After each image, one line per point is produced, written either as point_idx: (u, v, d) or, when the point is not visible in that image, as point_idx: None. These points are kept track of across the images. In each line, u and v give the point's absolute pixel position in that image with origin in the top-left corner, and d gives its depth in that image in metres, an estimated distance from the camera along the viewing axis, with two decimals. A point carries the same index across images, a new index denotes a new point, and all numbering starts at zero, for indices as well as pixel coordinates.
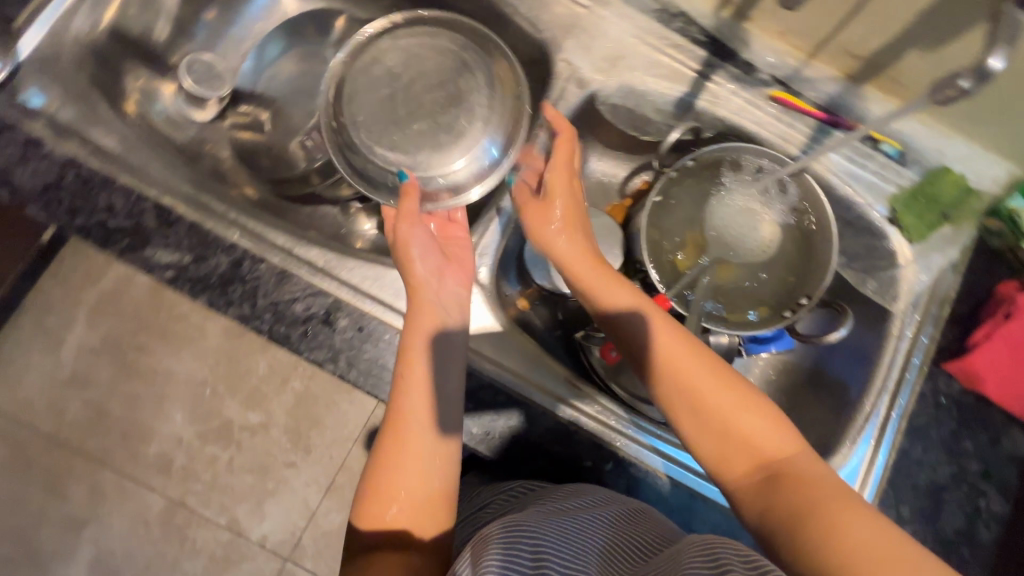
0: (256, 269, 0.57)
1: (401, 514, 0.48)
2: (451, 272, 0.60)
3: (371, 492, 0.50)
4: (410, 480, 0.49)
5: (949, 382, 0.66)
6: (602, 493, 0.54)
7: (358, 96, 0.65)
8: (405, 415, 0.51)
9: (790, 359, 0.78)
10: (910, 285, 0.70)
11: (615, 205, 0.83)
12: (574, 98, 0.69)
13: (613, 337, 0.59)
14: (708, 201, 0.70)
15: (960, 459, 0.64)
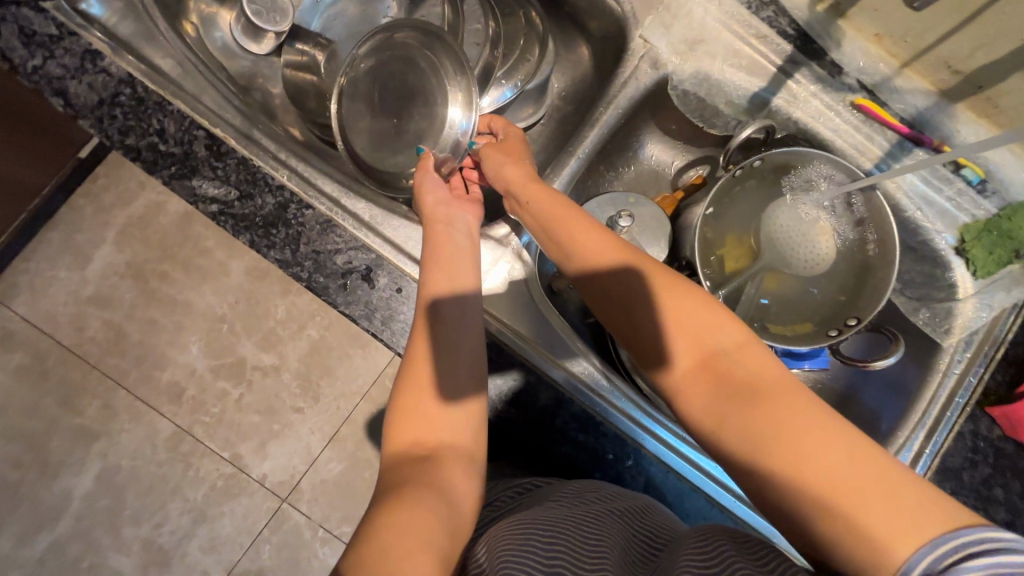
0: (301, 214, 0.55)
1: (428, 434, 0.46)
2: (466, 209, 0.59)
3: (399, 412, 0.48)
4: (443, 409, 0.47)
5: (991, 427, 0.63)
6: (614, 490, 0.53)
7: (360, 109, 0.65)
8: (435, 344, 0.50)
9: (823, 379, 0.74)
10: (965, 320, 0.66)
11: (667, 197, 0.79)
12: (644, 78, 0.66)
13: (603, 288, 0.52)
14: (768, 206, 0.67)
15: (989, 506, 0.62)
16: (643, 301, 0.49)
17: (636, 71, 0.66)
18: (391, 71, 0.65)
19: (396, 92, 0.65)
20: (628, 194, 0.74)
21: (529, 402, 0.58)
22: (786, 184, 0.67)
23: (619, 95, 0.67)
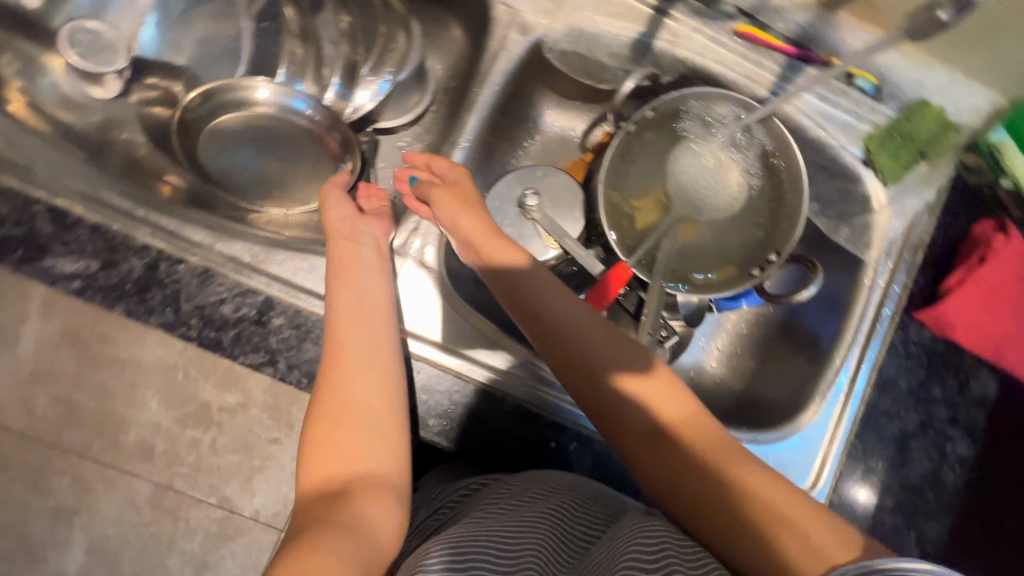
0: (174, 270, 0.51)
1: (342, 468, 0.45)
2: (368, 223, 0.59)
3: (310, 448, 0.46)
4: (356, 441, 0.46)
5: (920, 330, 0.64)
6: (559, 476, 0.53)
7: (243, 179, 0.65)
8: (341, 388, 0.48)
9: (762, 312, 0.74)
10: (883, 231, 0.66)
11: (575, 162, 0.75)
12: (515, 47, 0.61)
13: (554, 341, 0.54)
14: (670, 156, 0.65)
15: (929, 407, 0.63)
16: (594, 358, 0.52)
17: (503, 42, 0.61)
18: (254, 137, 0.66)
19: (271, 151, 0.66)
20: (534, 168, 0.71)
21: (461, 412, 0.56)
22: (685, 129, 0.65)
23: (495, 69, 0.61)
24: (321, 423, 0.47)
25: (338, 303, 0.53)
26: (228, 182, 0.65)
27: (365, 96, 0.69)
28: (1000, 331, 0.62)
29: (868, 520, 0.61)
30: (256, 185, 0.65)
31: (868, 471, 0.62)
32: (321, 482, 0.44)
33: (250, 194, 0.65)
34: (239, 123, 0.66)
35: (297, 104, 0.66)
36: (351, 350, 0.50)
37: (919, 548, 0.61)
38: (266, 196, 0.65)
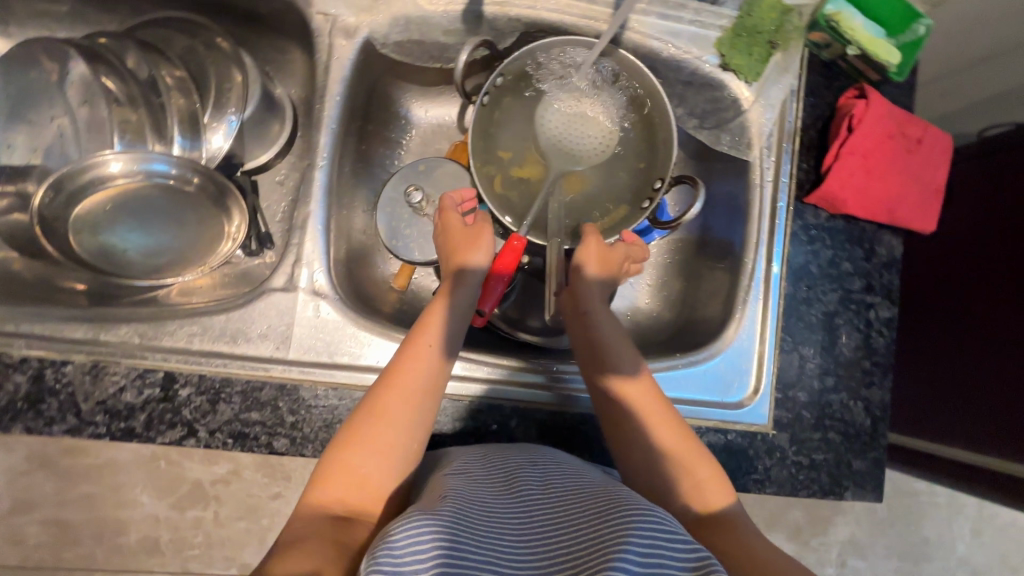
0: (62, 374, 0.51)
1: (356, 492, 0.45)
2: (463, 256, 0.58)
3: (335, 459, 0.46)
4: (384, 465, 0.46)
5: (816, 213, 0.65)
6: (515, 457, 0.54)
7: (129, 261, 0.62)
8: (388, 418, 0.48)
9: (678, 236, 0.75)
10: (759, 127, 0.66)
11: (457, 145, 0.72)
12: (346, 52, 0.60)
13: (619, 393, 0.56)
14: (533, 116, 0.64)
15: (844, 282, 0.65)
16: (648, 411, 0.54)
17: (331, 50, 0.59)
18: (128, 215, 0.61)
19: (150, 228, 0.62)
20: (416, 163, 0.70)
21: None
22: (540, 86, 0.64)
23: (331, 80, 0.59)
24: (360, 444, 0.47)
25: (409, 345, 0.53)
26: (120, 271, 0.62)
27: (220, 139, 0.64)
28: (888, 191, 0.64)
29: (813, 404, 0.64)
30: (147, 265, 0.62)
31: (803, 359, 0.64)
32: (328, 496, 0.44)
33: (144, 274, 0.62)
34: (106, 205, 0.60)
35: (158, 167, 0.59)
36: (417, 397, 0.50)
37: (868, 414, 0.64)
38: (162, 270, 0.63)
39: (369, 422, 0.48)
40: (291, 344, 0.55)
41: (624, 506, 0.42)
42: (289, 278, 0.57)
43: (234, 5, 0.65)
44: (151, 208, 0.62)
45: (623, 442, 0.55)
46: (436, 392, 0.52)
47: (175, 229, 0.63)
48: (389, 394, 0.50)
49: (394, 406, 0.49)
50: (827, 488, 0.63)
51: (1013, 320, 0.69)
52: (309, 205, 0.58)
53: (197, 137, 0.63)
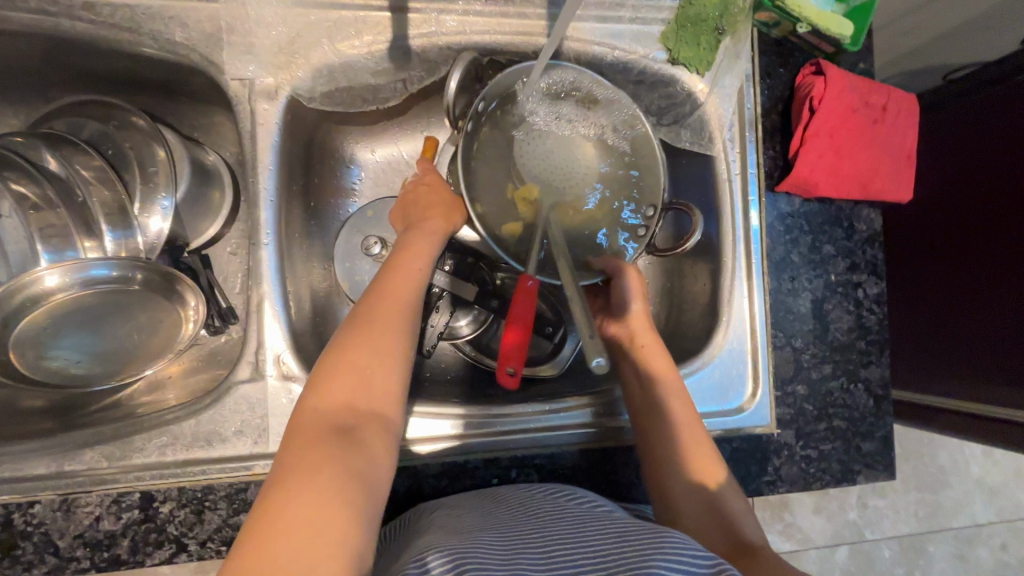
0: (34, 513, 0.48)
1: (361, 397, 0.43)
2: (433, 208, 0.58)
3: (330, 366, 0.44)
4: (386, 370, 0.45)
5: (789, 200, 0.63)
6: (517, 489, 0.53)
7: (84, 366, 0.59)
8: (383, 325, 0.47)
9: None
10: (719, 119, 0.63)
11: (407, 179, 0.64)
12: (270, 115, 0.55)
13: (654, 412, 0.56)
14: (519, 146, 0.61)
15: (827, 266, 0.63)
16: (684, 425, 0.55)
17: (254, 116, 0.55)
18: (74, 322, 0.57)
19: (100, 328, 0.59)
20: (363, 209, 0.66)
21: (390, 496, 0.55)
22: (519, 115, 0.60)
23: (261, 149, 0.55)
24: (356, 349, 0.45)
25: (389, 270, 0.52)
26: (77, 378, 0.58)
27: (160, 221, 0.60)
28: (860, 166, 0.61)
29: (814, 395, 0.62)
30: (106, 365, 0.59)
31: (796, 352, 0.62)
32: (326, 407, 0.42)
33: (105, 376, 0.59)
34: (45, 319, 0.56)
35: (99, 273, 0.55)
36: (407, 313, 0.49)
37: (869, 395, 0.63)
38: (121, 372, 0.59)
39: (363, 334, 0.46)
40: (269, 437, 0.52)
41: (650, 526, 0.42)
42: (253, 366, 0.53)
43: (142, 78, 0.60)
44: (95, 310, 0.58)
45: (656, 465, 0.55)
46: (421, 310, 0.51)
47: (130, 327, 0.60)
48: (380, 307, 0.48)
49: (386, 317, 0.48)
50: (839, 476, 0.62)
51: (1001, 270, 0.68)
52: (260, 288, 0.54)
53: (127, 219, 0.58)
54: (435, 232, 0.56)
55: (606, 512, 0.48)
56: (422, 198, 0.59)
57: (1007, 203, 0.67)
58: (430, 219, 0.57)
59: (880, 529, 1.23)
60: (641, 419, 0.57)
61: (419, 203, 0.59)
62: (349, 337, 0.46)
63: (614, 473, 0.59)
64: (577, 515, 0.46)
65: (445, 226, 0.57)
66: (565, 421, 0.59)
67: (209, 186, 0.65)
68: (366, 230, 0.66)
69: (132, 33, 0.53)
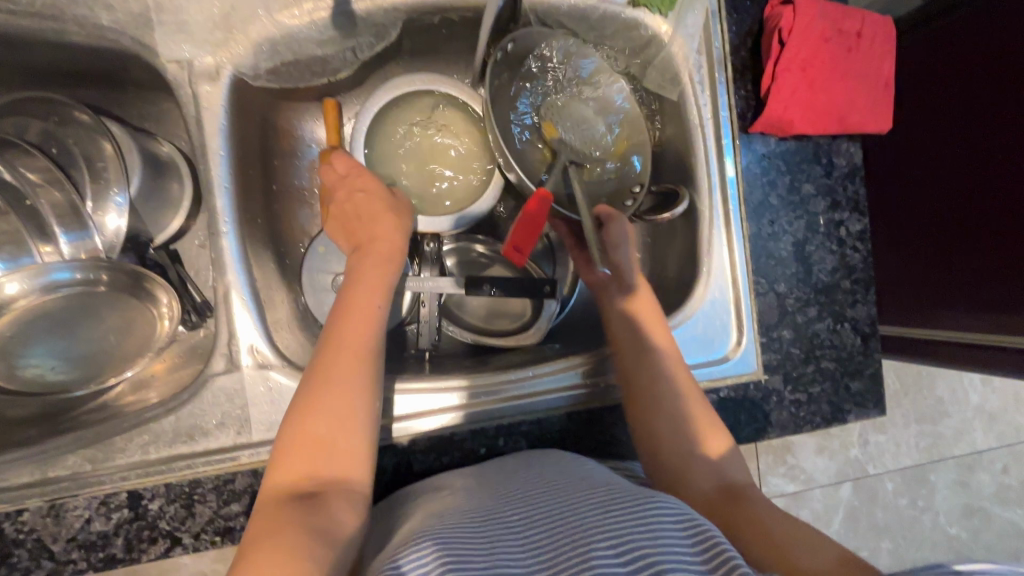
0: (21, 521, 0.48)
1: (319, 468, 0.43)
2: (378, 217, 0.56)
3: (287, 437, 0.44)
4: (347, 429, 0.45)
5: (765, 140, 0.61)
6: (511, 461, 0.53)
7: (54, 371, 0.57)
8: (338, 381, 0.47)
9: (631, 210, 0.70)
10: (686, 60, 0.60)
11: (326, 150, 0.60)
12: (214, 97, 0.53)
13: (640, 359, 0.56)
14: (529, 94, 0.64)
15: (808, 204, 0.62)
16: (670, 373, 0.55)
17: (197, 100, 0.52)
18: (41, 328, 0.56)
19: (68, 332, 0.57)
20: (313, 246, 0.63)
21: (379, 476, 0.55)
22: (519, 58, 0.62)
23: (209, 135, 0.53)
24: (314, 410, 0.45)
25: (347, 308, 0.51)
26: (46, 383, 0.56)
27: (118, 219, 0.58)
28: (836, 99, 0.58)
29: (801, 338, 0.61)
30: (76, 368, 0.58)
31: (780, 297, 0.61)
32: (290, 476, 0.43)
33: (78, 380, 0.57)
34: (13, 325, 0.55)
35: (60, 276, 0.55)
36: (360, 364, 0.48)
37: (857, 333, 0.62)
38: (98, 377, 0.58)
39: (315, 399, 0.45)
40: (251, 426, 0.52)
41: (632, 495, 0.42)
42: (227, 358, 0.53)
43: (78, 68, 0.57)
44: (61, 313, 0.57)
45: (644, 411, 0.55)
46: (379, 355, 0.50)
47: (102, 330, 0.58)
48: (337, 358, 0.48)
49: (338, 371, 0.47)
50: (830, 417, 0.62)
51: (999, 190, 0.65)
52: (224, 278, 0.53)
53: (80, 221, 0.57)
54: (387, 254, 0.55)
55: (584, 478, 0.47)
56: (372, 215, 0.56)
57: (1005, 118, 0.64)
58: (378, 243, 0.55)
59: (882, 464, 1.25)
60: (628, 367, 0.57)
61: (360, 217, 0.56)
62: (304, 402, 0.46)
63: (602, 433, 0.60)
64: (558, 483, 0.46)
65: (397, 244, 0.55)
66: (552, 385, 0.58)
67: (165, 178, 0.63)
68: (328, 268, 0.62)
69: (54, 21, 0.50)
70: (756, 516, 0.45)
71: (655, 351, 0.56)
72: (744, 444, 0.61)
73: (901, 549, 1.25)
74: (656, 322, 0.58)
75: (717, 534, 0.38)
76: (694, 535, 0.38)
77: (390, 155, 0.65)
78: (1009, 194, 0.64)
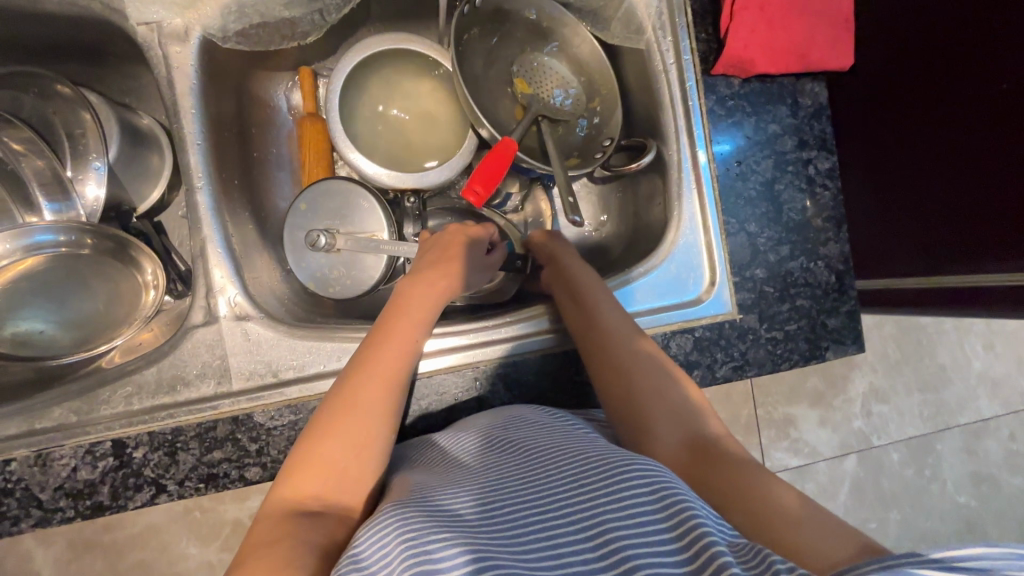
0: (10, 471, 0.49)
1: (332, 488, 0.43)
2: (444, 268, 0.59)
3: (306, 451, 0.45)
4: (367, 454, 0.46)
5: (729, 82, 0.62)
6: (487, 417, 0.54)
7: (45, 334, 0.57)
8: (352, 400, 0.47)
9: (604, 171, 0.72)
10: (647, 7, 0.62)
11: (308, 122, 0.67)
12: (183, 58, 0.55)
13: (589, 323, 0.57)
14: (494, 54, 0.66)
15: (776, 144, 0.62)
16: (619, 338, 0.56)
17: (168, 60, 0.54)
18: (29, 291, 0.57)
19: (56, 296, 0.58)
20: (295, 204, 0.63)
21: None
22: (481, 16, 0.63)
23: (180, 94, 0.55)
24: (334, 433, 0.45)
25: (382, 338, 0.52)
26: (37, 346, 0.56)
27: (96, 188, 0.59)
28: (796, 36, 0.59)
29: (774, 277, 0.62)
30: (66, 331, 0.58)
31: (752, 237, 0.62)
32: (300, 492, 0.42)
33: (68, 344, 0.58)
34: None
35: (44, 238, 0.56)
36: (392, 389, 0.49)
37: (831, 271, 0.62)
38: (89, 342, 0.58)
39: (342, 419, 0.46)
40: (231, 375, 0.54)
41: (608, 465, 0.41)
42: (207, 310, 0.54)
43: (57, 43, 0.59)
44: (49, 277, 0.57)
45: (608, 360, 0.55)
46: (409, 382, 0.51)
47: (88, 296, 0.59)
48: (362, 382, 0.48)
49: (371, 393, 0.48)
50: (807, 354, 0.61)
51: (981, 134, 0.64)
52: (203, 228, 0.55)
53: (61, 190, 0.58)
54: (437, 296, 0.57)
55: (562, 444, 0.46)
56: (439, 254, 0.60)
57: (977, 56, 0.62)
58: (438, 280, 0.58)
59: (886, 433, 1.23)
60: (587, 330, 0.57)
61: (440, 256, 0.60)
62: (329, 421, 0.46)
63: (580, 376, 0.60)
64: (536, 456, 0.46)
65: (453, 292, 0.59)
66: (530, 328, 0.61)
67: (146, 149, 0.64)
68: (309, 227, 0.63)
69: None
70: (735, 471, 0.45)
71: (604, 318, 0.57)
72: (723, 384, 0.61)
73: (909, 519, 1.23)
74: (607, 308, 0.58)
75: (686, 498, 0.37)
76: (664, 499, 0.37)
77: (362, 119, 0.67)
78: (998, 134, 0.62)
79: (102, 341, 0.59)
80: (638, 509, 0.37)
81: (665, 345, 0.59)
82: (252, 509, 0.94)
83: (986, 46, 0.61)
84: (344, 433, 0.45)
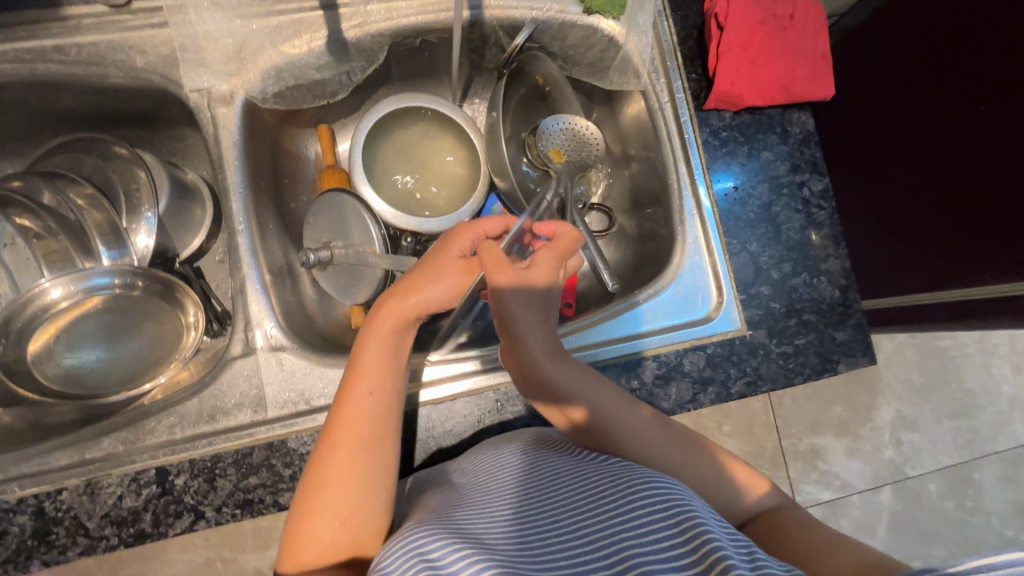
0: (60, 500, 0.52)
1: (331, 551, 0.44)
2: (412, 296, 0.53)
3: (296, 526, 0.45)
4: (356, 512, 0.45)
5: (720, 115, 0.67)
6: (502, 442, 0.55)
7: (101, 371, 0.62)
8: (326, 462, 0.46)
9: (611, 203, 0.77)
10: (640, 55, 0.68)
11: (329, 173, 0.72)
12: (229, 117, 0.62)
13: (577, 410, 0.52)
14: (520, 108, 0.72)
15: (770, 169, 0.67)
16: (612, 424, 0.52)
17: (215, 121, 0.62)
18: (87, 331, 0.62)
19: (110, 335, 0.63)
20: (307, 217, 0.68)
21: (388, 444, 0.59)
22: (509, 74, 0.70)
23: (226, 148, 0.61)
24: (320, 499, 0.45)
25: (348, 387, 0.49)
26: (94, 382, 0.61)
27: (148, 238, 0.66)
28: (777, 72, 0.65)
29: (779, 293, 0.64)
30: (118, 367, 0.62)
31: (754, 256, 0.65)
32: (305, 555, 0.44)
33: (118, 381, 0.62)
34: (61, 333, 0.61)
35: (101, 281, 0.60)
36: (367, 444, 0.47)
37: (834, 286, 0.65)
38: (137, 378, 0.62)
39: (324, 487, 0.45)
40: (266, 404, 0.57)
41: (619, 489, 0.42)
42: (245, 342, 0.59)
43: (118, 112, 0.67)
44: (103, 318, 0.62)
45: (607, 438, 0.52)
46: (388, 427, 0.49)
47: (137, 336, 0.63)
48: (334, 444, 0.47)
49: (341, 459, 0.46)
50: (819, 368, 0.63)
51: (964, 154, 0.67)
52: (243, 267, 0.60)
53: (118, 241, 0.64)
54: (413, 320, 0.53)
55: (573, 473, 0.47)
56: (410, 279, 0.54)
57: (952, 81, 0.67)
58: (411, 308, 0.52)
59: (919, 464, 1.20)
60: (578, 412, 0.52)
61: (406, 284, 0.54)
62: (311, 492, 0.45)
63: None
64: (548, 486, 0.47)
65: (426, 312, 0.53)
66: None
67: (190, 202, 0.71)
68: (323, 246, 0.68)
69: (98, 66, 0.60)
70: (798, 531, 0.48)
71: (594, 396, 0.52)
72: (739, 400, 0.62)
73: (955, 555, 1.17)
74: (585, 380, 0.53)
75: (697, 517, 0.38)
76: (675, 519, 0.38)
77: (379, 161, 0.72)
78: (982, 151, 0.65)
79: (148, 378, 0.62)
80: (651, 529, 0.38)
81: (679, 362, 0.61)
82: (272, 559, 0.94)
83: (959, 72, 0.66)
84: (327, 498, 0.45)
